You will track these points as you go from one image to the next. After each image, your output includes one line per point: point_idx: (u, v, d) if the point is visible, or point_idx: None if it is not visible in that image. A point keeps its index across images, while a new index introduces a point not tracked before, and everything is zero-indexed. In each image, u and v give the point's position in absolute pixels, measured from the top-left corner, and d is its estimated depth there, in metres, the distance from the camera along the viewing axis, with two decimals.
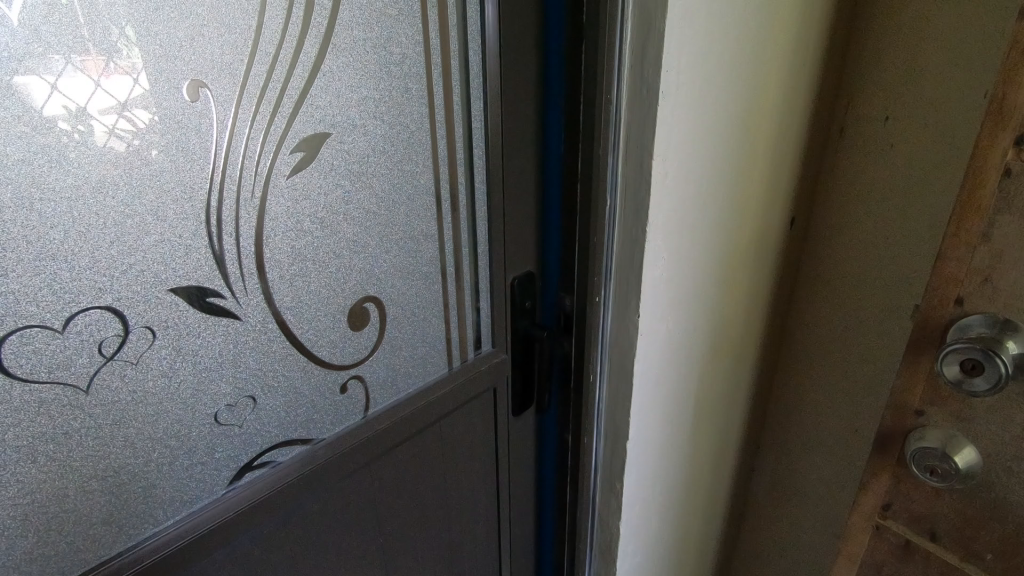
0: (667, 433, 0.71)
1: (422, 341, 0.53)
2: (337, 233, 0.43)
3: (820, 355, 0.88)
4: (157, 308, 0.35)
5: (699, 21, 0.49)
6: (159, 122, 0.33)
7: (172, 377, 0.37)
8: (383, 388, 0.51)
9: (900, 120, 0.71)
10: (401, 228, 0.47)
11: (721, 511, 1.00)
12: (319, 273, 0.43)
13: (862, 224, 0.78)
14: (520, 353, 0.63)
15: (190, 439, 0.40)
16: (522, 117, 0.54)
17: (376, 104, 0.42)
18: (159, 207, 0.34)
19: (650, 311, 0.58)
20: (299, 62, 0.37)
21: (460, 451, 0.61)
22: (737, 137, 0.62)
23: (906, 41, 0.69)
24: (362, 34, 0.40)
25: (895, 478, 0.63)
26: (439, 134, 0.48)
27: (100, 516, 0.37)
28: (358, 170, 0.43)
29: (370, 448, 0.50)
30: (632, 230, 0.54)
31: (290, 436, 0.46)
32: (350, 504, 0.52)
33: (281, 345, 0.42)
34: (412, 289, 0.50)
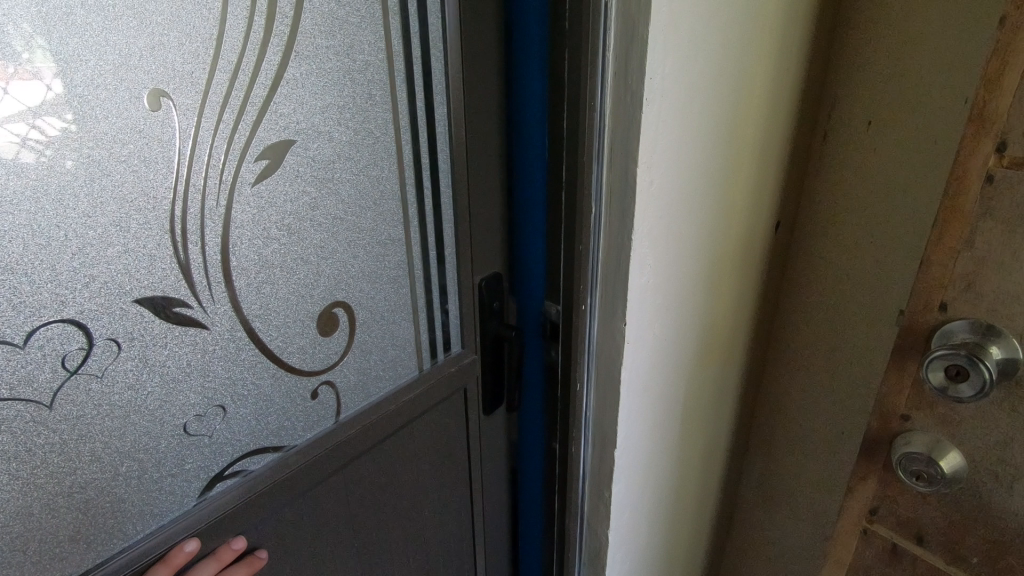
0: (655, 439, 0.71)
1: (391, 344, 0.52)
2: (305, 239, 0.42)
3: (807, 357, 0.88)
4: (122, 320, 0.34)
5: (682, 28, 0.48)
6: (122, 130, 0.32)
7: (138, 389, 0.36)
8: (354, 393, 0.50)
9: (883, 124, 0.72)
10: (370, 233, 0.47)
11: (710, 514, 0.99)
12: (287, 279, 0.42)
13: (848, 227, 0.78)
14: (490, 352, 0.64)
15: (158, 451, 0.39)
16: (483, 119, 0.54)
17: (340, 111, 0.42)
18: (122, 218, 0.33)
19: (637, 318, 0.57)
20: (263, 70, 0.37)
21: (433, 454, 0.61)
22: (722, 142, 0.61)
23: (890, 46, 0.69)
24: (324, 41, 0.40)
25: (881, 482, 0.63)
26: (405, 139, 0.47)
27: (67, 534, 0.36)
28: (325, 175, 0.42)
29: (343, 453, 0.49)
30: (618, 237, 0.54)
31: (261, 444, 0.45)
32: (327, 513, 0.51)
33: (250, 353, 0.41)
34: (381, 293, 0.49)
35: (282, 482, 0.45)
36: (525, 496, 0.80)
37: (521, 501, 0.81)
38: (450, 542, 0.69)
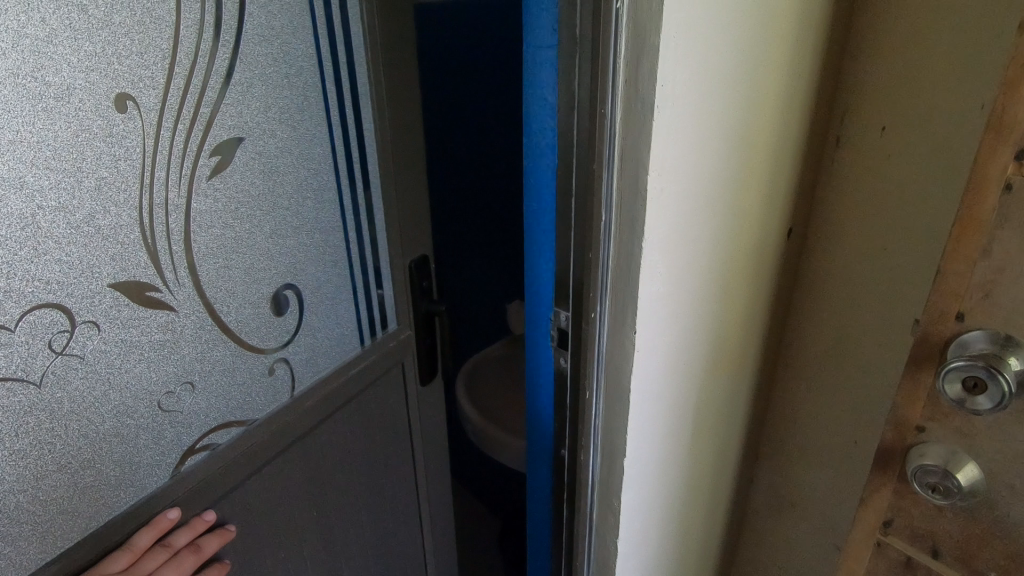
0: (666, 448, 0.70)
1: (331, 319, 0.66)
2: (254, 229, 0.55)
3: (820, 365, 0.87)
4: (103, 302, 0.45)
5: (695, 35, 0.48)
6: (102, 133, 0.42)
7: (118, 368, 0.47)
8: (305, 366, 0.64)
9: (897, 130, 0.71)
10: (305, 222, 0.60)
11: (720, 522, 0.98)
12: (237, 262, 0.54)
13: (861, 234, 0.77)
14: (422, 330, 0.78)
15: (136, 417, 0.49)
16: (407, 119, 0.69)
17: (279, 111, 0.55)
18: (102, 206, 0.43)
19: (647, 327, 0.57)
20: (212, 74, 0.48)
21: (377, 421, 0.75)
22: (735, 150, 0.61)
23: (904, 51, 0.68)
24: (263, 48, 0.52)
25: (895, 493, 0.62)
26: (334, 131, 0.61)
27: (58, 497, 0.46)
28: (268, 173, 0.55)
29: (296, 425, 0.62)
30: (627, 246, 0.53)
31: (226, 421, 0.57)
32: (282, 481, 0.64)
33: (212, 329, 0.54)
34: (321, 274, 0.64)
35: (243, 451, 0.58)
36: (531, 498, 0.81)
37: (528, 502, 0.82)
38: (390, 504, 0.83)
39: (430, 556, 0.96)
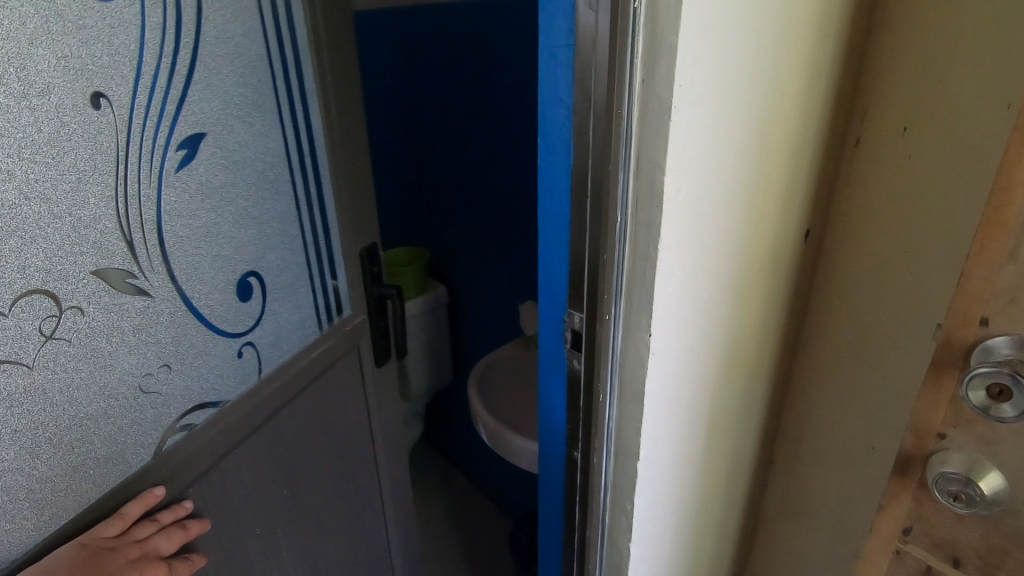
0: (680, 451, 0.70)
1: (291, 303, 0.76)
2: (218, 220, 0.64)
3: (837, 369, 0.86)
4: (87, 287, 0.52)
5: (713, 35, 0.47)
6: (83, 130, 0.49)
7: (101, 351, 0.54)
8: (267, 345, 0.74)
9: (918, 130, 0.70)
10: (262, 214, 0.70)
11: (734, 528, 0.97)
12: (204, 248, 0.63)
13: (880, 235, 0.76)
14: (376, 313, 0.90)
15: (119, 394, 0.57)
16: (350, 115, 0.78)
17: (237, 110, 0.64)
18: (84, 196, 0.51)
19: (662, 329, 0.56)
20: (174, 74, 0.57)
21: (338, 400, 0.85)
22: (753, 150, 0.60)
23: (926, 49, 0.67)
24: (220, 52, 0.62)
25: (915, 501, 0.61)
26: (287, 127, 0.71)
27: (51, 468, 0.52)
28: (229, 168, 0.64)
29: (267, 405, 0.72)
30: (642, 247, 0.52)
31: (200, 401, 0.65)
32: (253, 463, 0.72)
33: (184, 313, 0.62)
34: (280, 261, 0.74)
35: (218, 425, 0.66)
36: (542, 503, 0.80)
37: (539, 506, 0.81)
38: (346, 484, 0.91)
39: (388, 530, 1.05)
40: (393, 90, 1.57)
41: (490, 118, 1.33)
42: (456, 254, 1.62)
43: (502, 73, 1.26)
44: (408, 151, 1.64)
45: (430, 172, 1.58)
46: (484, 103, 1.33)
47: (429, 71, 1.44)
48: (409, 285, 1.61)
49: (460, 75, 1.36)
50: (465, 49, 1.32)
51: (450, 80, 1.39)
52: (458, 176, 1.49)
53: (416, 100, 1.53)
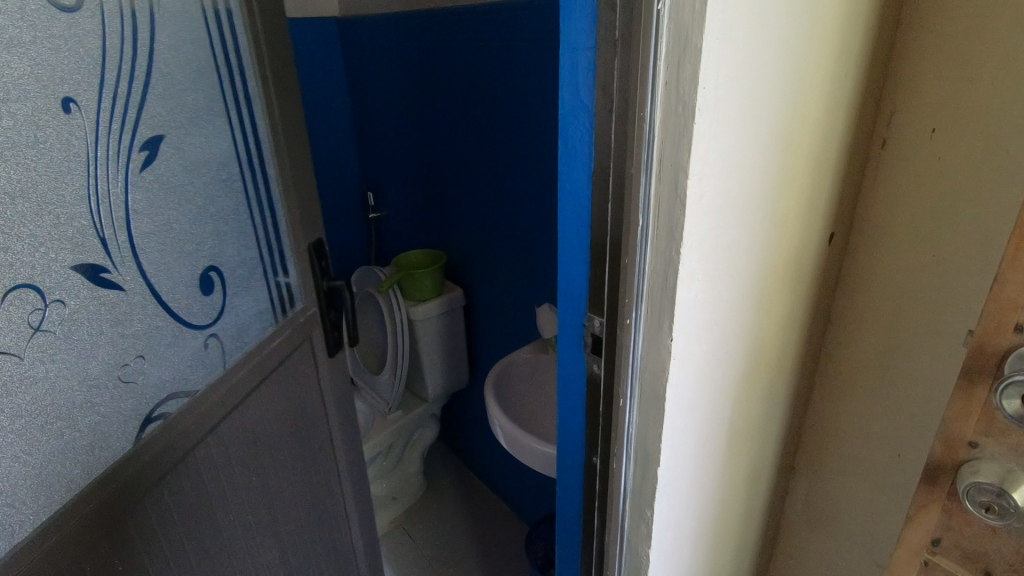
0: (701, 457, 0.69)
1: (252, 297, 0.78)
2: (180, 214, 0.66)
3: (863, 374, 0.85)
4: (67, 282, 0.54)
5: (738, 36, 0.47)
6: (57, 132, 0.51)
7: (81, 343, 0.56)
8: (232, 338, 0.75)
9: (948, 130, 0.68)
10: (221, 209, 0.72)
11: (754, 535, 0.95)
12: (168, 242, 0.65)
13: (910, 238, 0.75)
14: (327, 303, 0.90)
15: (98, 385, 0.58)
16: (292, 113, 0.79)
17: (192, 108, 0.66)
18: (61, 195, 0.52)
19: (683, 333, 0.56)
20: (135, 75, 0.59)
21: (298, 388, 0.87)
22: (778, 152, 0.59)
23: (956, 49, 0.66)
24: (175, 54, 0.64)
25: (945, 512, 0.60)
26: (238, 126, 0.72)
27: (43, 461, 0.53)
28: (188, 165, 0.66)
29: (233, 392, 0.73)
30: (664, 251, 0.52)
31: (171, 392, 0.67)
32: (219, 452, 0.73)
33: (154, 306, 0.64)
34: (241, 255, 0.76)
35: (189, 412, 0.67)
36: (560, 509, 0.79)
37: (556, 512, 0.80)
38: (307, 479, 0.92)
39: (353, 523, 1.06)
40: (416, 87, 1.59)
41: (509, 120, 1.33)
42: (473, 255, 1.62)
43: (520, 75, 1.26)
44: (428, 153, 1.65)
45: (449, 174, 1.59)
46: (503, 105, 1.33)
47: (450, 73, 1.45)
48: (426, 288, 1.63)
49: (480, 77, 1.36)
50: (485, 51, 1.32)
51: (469, 82, 1.40)
52: (477, 178, 1.49)
53: (436, 102, 1.54)
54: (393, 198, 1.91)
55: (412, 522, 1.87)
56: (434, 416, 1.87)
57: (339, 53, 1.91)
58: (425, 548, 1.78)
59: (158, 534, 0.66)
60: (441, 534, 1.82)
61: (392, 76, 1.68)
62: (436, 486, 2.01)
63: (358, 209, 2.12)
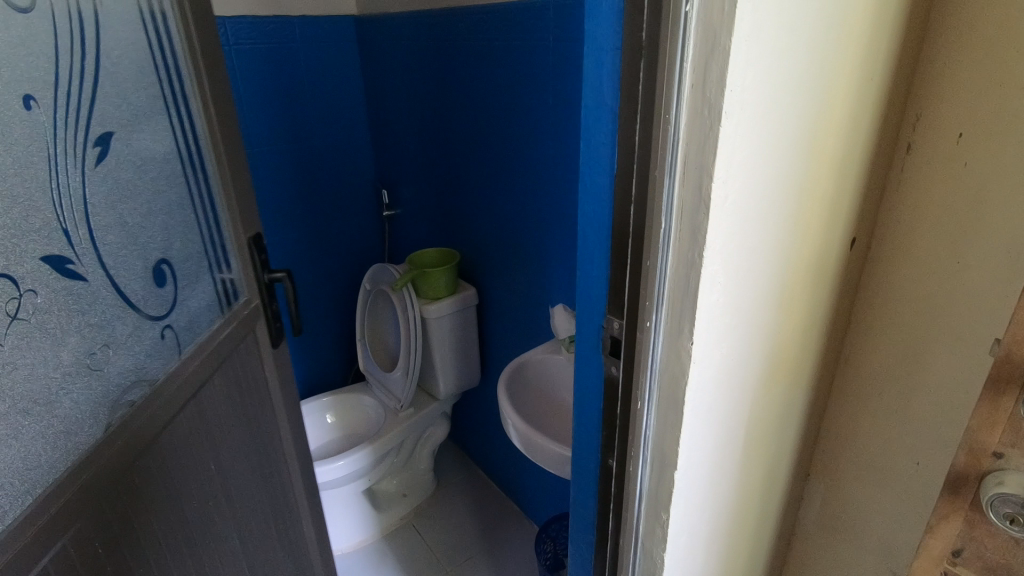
0: (718, 461, 0.68)
1: (198, 288, 0.81)
2: (128, 205, 0.69)
3: (883, 381, 0.84)
4: (38, 272, 0.55)
5: (766, 38, 0.47)
6: (24, 126, 0.54)
7: (54, 332, 0.57)
8: (185, 328, 0.77)
9: (976, 136, 0.67)
10: (163, 201, 0.75)
11: (768, 540, 0.95)
12: (120, 232, 0.67)
13: (934, 245, 0.74)
14: (268, 295, 0.93)
15: (71, 375, 0.59)
16: (229, 113, 0.84)
17: (131, 103, 0.70)
18: (30, 185, 0.55)
19: (703, 336, 0.55)
20: (83, 73, 0.62)
21: (249, 375, 0.88)
22: (803, 156, 0.59)
23: (986, 54, 0.65)
24: (114, 54, 0.67)
25: (966, 522, 0.69)
26: (175, 123, 0.76)
27: (31, 447, 0.54)
28: (132, 158, 0.70)
29: (194, 378, 0.74)
30: (687, 254, 0.51)
31: (133, 381, 0.68)
32: (180, 444, 0.73)
33: (112, 296, 0.66)
34: (185, 248, 0.79)
35: (155, 399, 0.68)
36: (575, 512, 0.79)
37: (570, 514, 0.80)
38: (261, 470, 0.93)
39: (303, 515, 1.07)
40: (433, 86, 1.60)
41: (528, 119, 1.33)
42: (488, 255, 1.62)
43: (540, 74, 1.26)
44: (444, 152, 1.66)
45: (465, 173, 1.60)
46: (522, 105, 1.33)
47: (468, 72, 1.46)
48: (440, 287, 1.64)
49: (498, 76, 1.37)
50: (504, 50, 1.33)
51: (488, 80, 1.40)
52: (494, 177, 1.50)
53: (453, 101, 1.55)
54: (407, 197, 1.92)
55: (421, 520, 1.88)
56: (445, 415, 1.88)
57: (356, 51, 1.92)
58: (434, 545, 1.78)
59: (135, 525, 0.66)
60: (450, 532, 1.83)
61: (410, 74, 1.69)
62: (446, 484, 2.01)
63: (373, 207, 2.13)
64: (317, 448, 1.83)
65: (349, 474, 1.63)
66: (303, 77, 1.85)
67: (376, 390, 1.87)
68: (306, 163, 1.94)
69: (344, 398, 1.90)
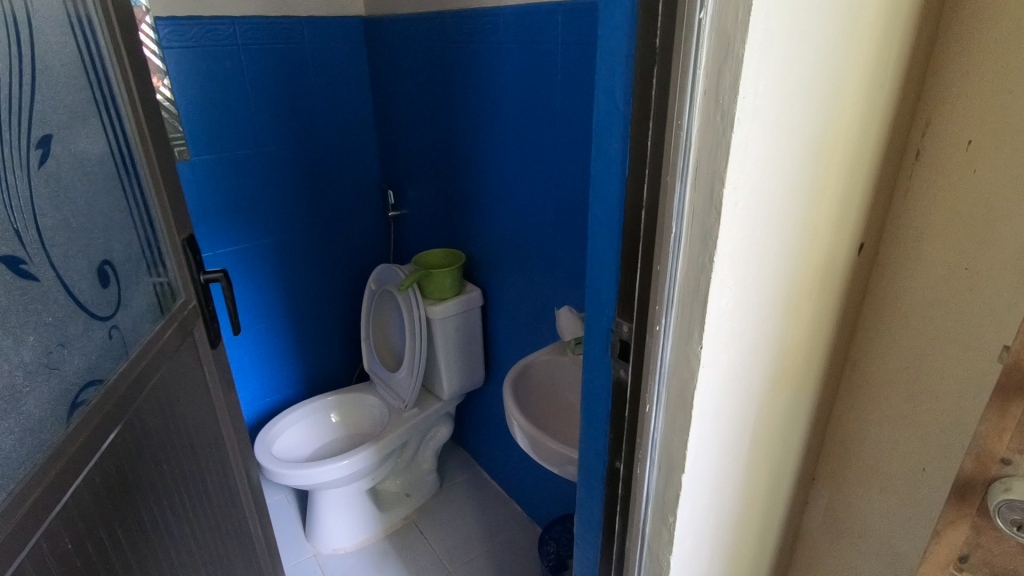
0: (723, 466, 0.68)
1: (138, 289, 0.82)
2: (71, 208, 0.70)
3: (889, 386, 0.84)
4: None
5: (777, 45, 0.47)
6: None
7: (13, 331, 0.59)
8: (130, 329, 0.78)
9: (983, 145, 0.68)
10: (103, 205, 0.76)
11: (773, 543, 0.95)
12: (65, 234, 0.68)
13: (939, 253, 0.74)
14: (205, 295, 0.95)
15: (30, 372, 0.61)
16: (156, 117, 0.85)
17: (70, 108, 0.70)
18: None
19: (712, 342, 0.56)
20: (24, 78, 0.63)
21: (189, 374, 0.89)
22: (814, 161, 0.59)
23: (993, 63, 0.65)
24: (53, 60, 0.68)
25: (974, 529, 0.69)
26: (107, 128, 0.77)
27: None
28: (73, 162, 0.71)
29: (141, 376, 0.75)
30: (697, 260, 0.52)
31: (90, 378, 0.69)
32: (135, 443, 0.74)
33: (63, 298, 0.67)
34: (126, 251, 0.80)
35: (111, 395, 0.69)
36: (581, 513, 0.79)
37: (576, 514, 0.80)
38: (207, 469, 0.93)
39: (248, 515, 1.07)
40: (440, 87, 1.61)
41: (536, 122, 1.34)
42: (494, 256, 1.63)
43: (547, 78, 1.27)
44: (451, 153, 1.66)
45: (471, 174, 1.60)
46: (530, 107, 1.34)
47: (477, 75, 1.46)
48: (445, 287, 1.65)
49: (506, 79, 1.38)
50: (512, 53, 1.33)
51: (498, 83, 1.41)
52: (501, 178, 1.50)
53: (461, 103, 1.55)
54: (413, 197, 1.93)
55: (424, 520, 1.88)
56: (448, 415, 1.88)
57: (364, 51, 1.93)
58: (436, 546, 1.79)
59: (101, 521, 0.66)
60: (452, 532, 1.83)
61: (417, 76, 1.70)
62: (449, 484, 2.01)
63: (378, 207, 2.13)
64: (321, 447, 1.84)
65: (354, 473, 1.64)
66: (309, 77, 1.85)
67: (381, 390, 1.88)
68: (312, 163, 1.95)
69: (348, 398, 1.91)
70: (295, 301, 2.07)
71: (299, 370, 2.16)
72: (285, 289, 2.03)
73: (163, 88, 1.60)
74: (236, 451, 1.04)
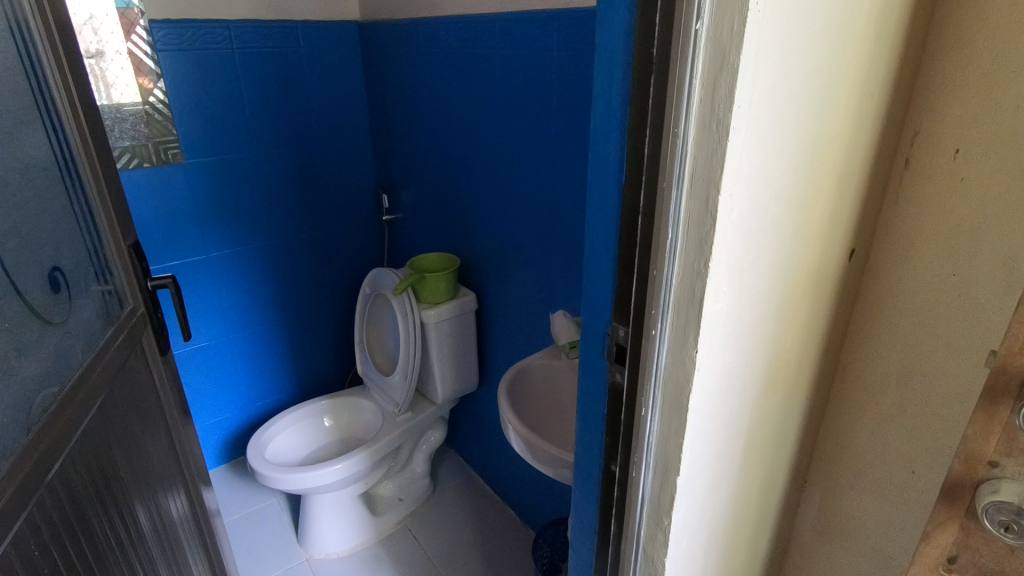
0: (717, 469, 0.69)
1: (86, 292, 0.82)
2: (20, 214, 0.71)
3: (878, 389, 0.85)
4: None
5: (770, 57, 0.48)
6: None
7: None
8: (84, 335, 0.78)
9: (970, 155, 0.69)
10: (49, 210, 0.76)
11: (765, 545, 0.95)
12: (14, 241, 0.69)
13: (926, 259, 0.76)
14: (153, 301, 0.95)
15: None
16: (98, 121, 0.85)
17: (11, 114, 0.70)
18: None
19: (708, 345, 0.57)
20: None
21: (139, 383, 0.88)
22: (806, 169, 0.61)
23: (978, 77, 0.67)
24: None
25: (963, 530, 0.70)
26: (51, 133, 0.77)
27: None
28: (21, 169, 0.71)
29: (96, 383, 0.75)
30: (694, 265, 0.53)
31: (48, 383, 0.69)
32: (93, 450, 0.73)
33: (16, 303, 0.68)
34: (75, 257, 0.81)
35: (68, 400, 0.69)
36: (576, 515, 0.80)
37: (571, 515, 0.80)
38: (160, 478, 0.92)
39: (198, 525, 1.06)
40: (434, 92, 1.62)
41: (531, 128, 1.35)
42: (488, 261, 1.63)
43: (543, 85, 1.28)
44: (445, 158, 1.67)
45: (465, 179, 1.61)
46: (524, 114, 1.35)
47: (472, 80, 1.47)
48: (440, 291, 1.65)
49: (501, 85, 1.39)
50: (508, 59, 1.34)
51: (493, 88, 1.42)
52: (495, 183, 1.51)
53: (455, 108, 1.56)
54: (407, 201, 1.93)
55: (417, 524, 1.88)
56: (442, 419, 1.89)
57: (358, 55, 1.93)
58: (430, 550, 1.78)
59: (63, 528, 0.66)
60: (446, 536, 1.82)
61: (413, 81, 1.70)
62: (443, 489, 2.01)
63: (372, 211, 2.13)
64: (312, 451, 1.83)
65: (348, 477, 1.64)
66: (302, 81, 1.85)
67: (374, 394, 1.87)
68: (305, 167, 1.94)
69: (341, 402, 1.90)
70: (287, 304, 2.06)
71: (289, 374, 2.15)
72: (277, 292, 2.03)
73: (155, 90, 1.61)
74: (186, 461, 1.03)
